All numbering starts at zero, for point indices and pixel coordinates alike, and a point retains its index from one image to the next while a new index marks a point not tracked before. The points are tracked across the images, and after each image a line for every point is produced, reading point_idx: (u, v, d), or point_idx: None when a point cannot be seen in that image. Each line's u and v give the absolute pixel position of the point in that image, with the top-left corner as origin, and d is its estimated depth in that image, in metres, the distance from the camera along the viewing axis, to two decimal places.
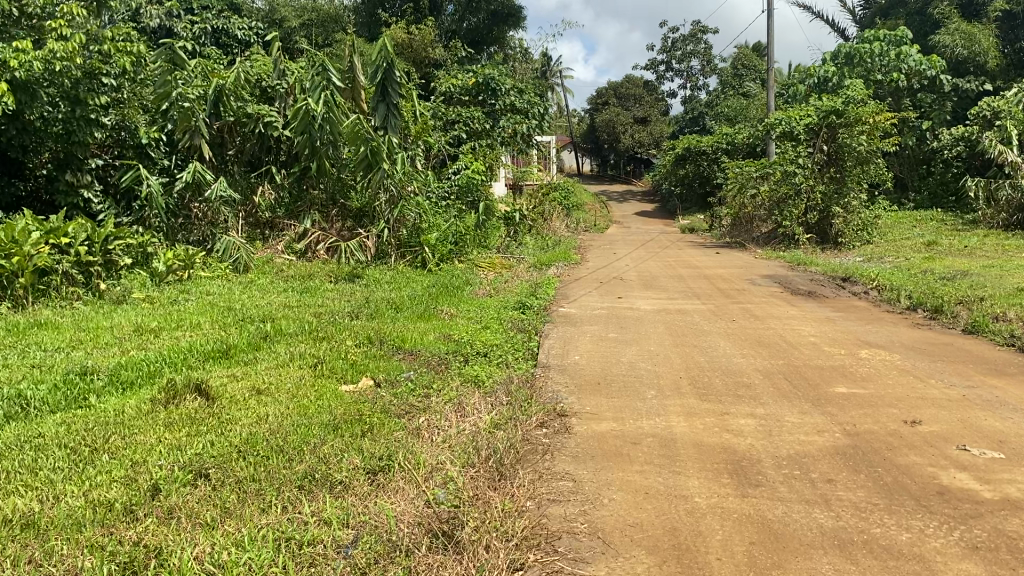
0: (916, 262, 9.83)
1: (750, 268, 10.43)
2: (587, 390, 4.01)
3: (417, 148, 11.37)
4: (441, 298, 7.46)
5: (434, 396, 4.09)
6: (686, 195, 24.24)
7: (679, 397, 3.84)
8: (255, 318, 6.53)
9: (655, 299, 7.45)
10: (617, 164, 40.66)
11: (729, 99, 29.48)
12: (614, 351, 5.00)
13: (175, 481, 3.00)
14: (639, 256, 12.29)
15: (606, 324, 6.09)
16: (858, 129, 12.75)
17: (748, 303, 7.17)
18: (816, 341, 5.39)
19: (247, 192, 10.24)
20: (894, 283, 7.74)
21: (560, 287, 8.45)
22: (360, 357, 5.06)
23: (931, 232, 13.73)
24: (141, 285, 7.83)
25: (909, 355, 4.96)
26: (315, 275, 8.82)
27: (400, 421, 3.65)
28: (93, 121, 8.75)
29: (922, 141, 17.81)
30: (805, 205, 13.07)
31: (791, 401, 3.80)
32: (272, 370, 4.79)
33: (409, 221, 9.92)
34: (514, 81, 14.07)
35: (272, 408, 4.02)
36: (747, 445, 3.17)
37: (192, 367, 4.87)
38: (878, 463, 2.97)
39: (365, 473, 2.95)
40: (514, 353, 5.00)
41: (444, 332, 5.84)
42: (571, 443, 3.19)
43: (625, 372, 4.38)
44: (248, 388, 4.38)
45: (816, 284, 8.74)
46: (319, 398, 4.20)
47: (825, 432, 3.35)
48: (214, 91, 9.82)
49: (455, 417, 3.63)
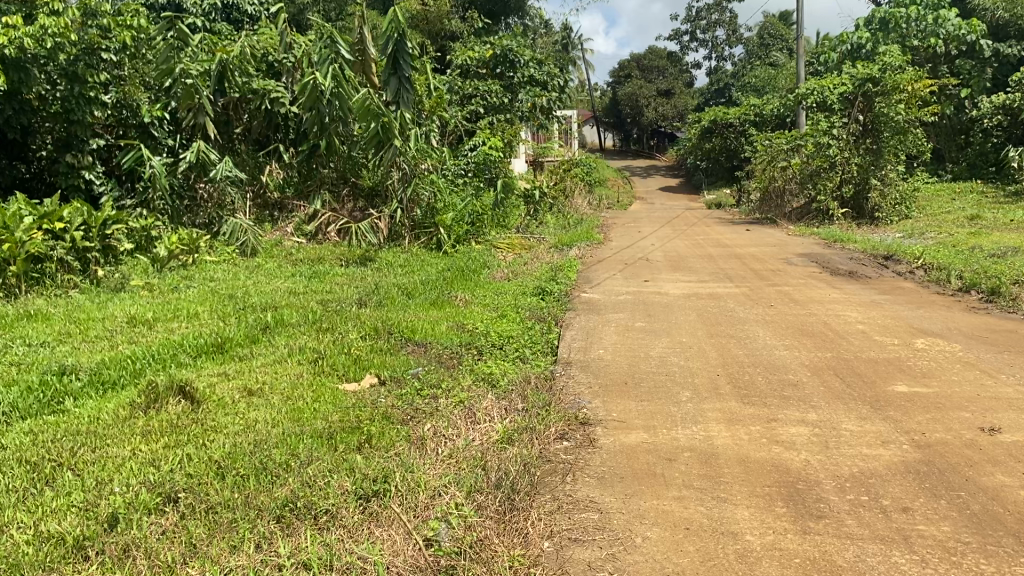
0: (961, 238, 9.24)
1: (782, 246, 9.92)
2: (613, 392, 3.56)
3: (433, 123, 10.92)
4: (455, 283, 7.02)
5: (442, 399, 3.68)
6: (712, 168, 23.63)
7: (718, 399, 3.39)
8: (257, 306, 6.14)
9: (685, 282, 6.98)
10: (641, 138, 39.92)
11: (755, 70, 28.66)
12: (642, 344, 4.56)
13: (138, 507, 2.60)
14: (665, 235, 11.82)
15: (632, 311, 5.63)
16: (895, 98, 11.99)
17: (785, 285, 6.67)
18: (865, 329, 4.89)
19: (255, 172, 9.89)
20: (942, 263, 7.19)
21: (582, 270, 7.99)
22: (363, 350, 4.65)
23: (972, 204, 13.08)
24: (143, 272, 7.49)
25: (971, 344, 4.45)
26: (326, 259, 8.42)
27: (403, 430, 3.26)
28: (93, 100, 8.37)
29: (959, 109, 17.04)
30: (840, 178, 12.60)
31: (847, 404, 3.33)
32: (268, 367, 4.40)
33: (423, 200, 9.47)
34: (533, 53, 13.54)
35: (264, 414, 3.63)
36: (801, 462, 2.71)
37: (181, 365, 4.48)
38: (961, 486, 2.49)
39: (356, 499, 2.54)
40: (533, 346, 4.56)
41: (458, 321, 5.43)
42: (598, 459, 2.76)
43: (655, 369, 3.93)
44: (239, 389, 4.00)
45: (856, 262, 8.21)
46: (317, 401, 3.82)
47: (890, 444, 2.87)
48: (217, 66, 9.38)
49: (464, 428, 3.21)
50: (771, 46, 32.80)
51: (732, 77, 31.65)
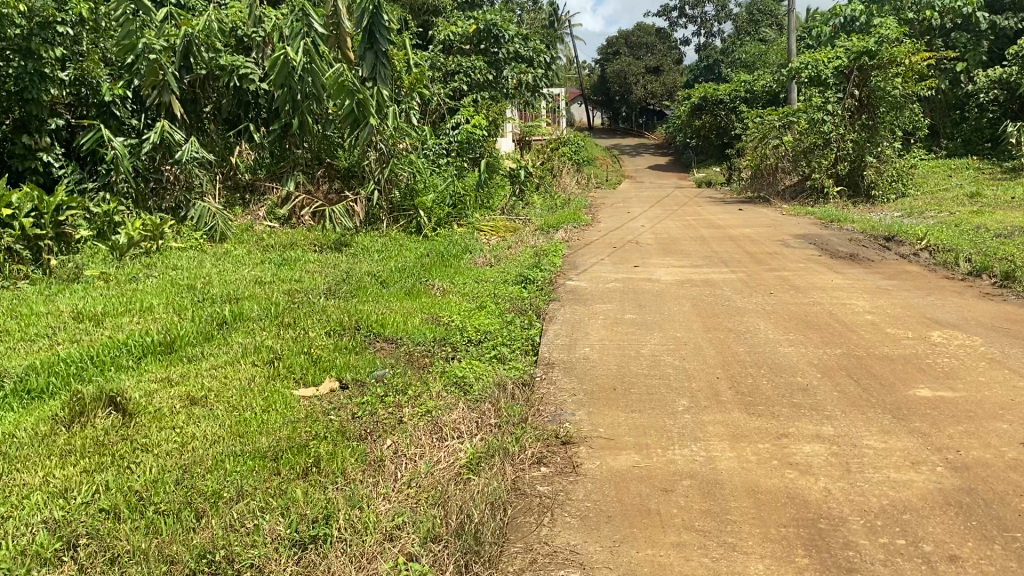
0: (963, 217, 8.86)
1: (777, 226, 9.51)
2: (600, 401, 3.13)
3: (412, 101, 10.42)
4: (434, 270, 6.57)
5: (407, 409, 3.26)
6: (703, 147, 23.17)
7: (720, 410, 2.97)
8: (217, 298, 5.67)
9: (676, 266, 6.58)
10: (629, 116, 39.40)
11: (745, 46, 28.14)
12: (632, 340, 4.13)
13: (29, 558, 2.16)
14: (656, 215, 11.39)
15: (621, 302, 5.19)
16: (892, 71, 11.68)
17: (783, 270, 6.25)
18: (875, 319, 4.47)
19: (224, 153, 9.38)
20: (949, 244, 6.79)
21: (569, 254, 7.56)
22: (325, 349, 4.20)
23: (969, 180, 12.71)
24: (100, 261, 7.01)
25: (994, 336, 4.04)
26: (298, 244, 7.97)
27: (357, 449, 2.84)
28: (49, 77, 7.81)
29: (955, 84, 16.61)
30: (834, 155, 12.14)
31: (865, 414, 2.92)
32: (217, 370, 3.96)
33: (402, 180, 9.07)
34: (518, 28, 13.00)
35: (204, 428, 3.21)
36: (820, 493, 2.29)
37: (121, 369, 4.02)
38: (1014, 524, 2.09)
39: (291, 546, 2.11)
40: (512, 344, 4.13)
41: (432, 314, 4.98)
42: (582, 490, 2.35)
43: (647, 372, 3.51)
44: (180, 398, 3.56)
45: (857, 243, 7.80)
46: (266, 412, 3.39)
47: (922, 467, 2.46)
48: (182, 42, 8.80)
49: (429, 449, 2.80)
50: (761, 22, 32.30)
51: (721, 53, 31.14)
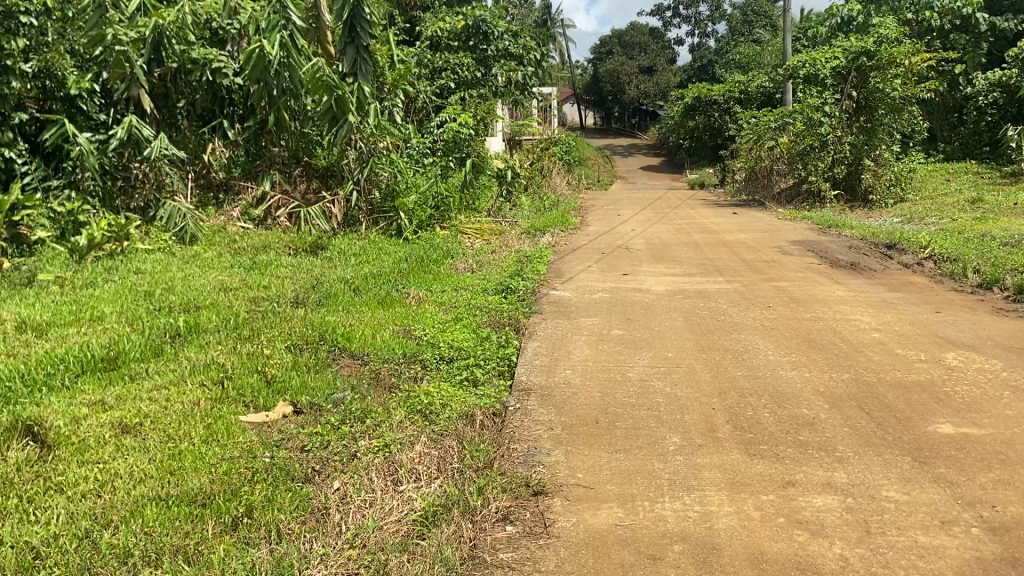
0: (967, 223, 8.54)
1: (773, 231, 9.18)
2: (580, 437, 2.77)
3: (396, 97, 10.03)
4: (411, 277, 6.18)
5: (365, 442, 2.87)
6: (695, 148, 22.84)
7: (716, 450, 2.61)
8: (176, 307, 5.27)
9: (668, 275, 6.21)
10: (623, 116, 39.11)
11: (740, 47, 27.80)
12: (619, 360, 3.77)
13: None
14: (648, 219, 11.00)
15: (608, 315, 4.82)
16: (891, 73, 11.36)
17: (781, 280, 5.90)
18: (883, 338, 4.12)
19: (196, 150, 8.98)
20: (955, 254, 6.46)
21: (555, 260, 7.21)
22: (281, 369, 3.80)
23: (969, 185, 12.42)
24: (60, 263, 6.60)
25: (1015, 360, 3.69)
26: (272, 246, 7.58)
27: (299, 494, 2.46)
28: (10, 69, 7.39)
29: (953, 86, 16.33)
30: (832, 158, 11.76)
31: (882, 457, 2.56)
32: (159, 392, 3.55)
33: (382, 181, 8.71)
34: (508, 25, 12.65)
35: (130, 463, 2.80)
36: (836, 562, 1.94)
37: (53, 390, 3.62)
38: None
39: None
40: (487, 365, 3.75)
41: (405, 327, 4.60)
42: (553, 559, 1.99)
43: (635, 400, 3.14)
44: (111, 426, 3.15)
45: (856, 251, 7.46)
46: (205, 443, 2.99)
47: (954, 528, 2.10)
48: (152, 33, 8.28)
49: (381, 495, 2.43)
50: (755, 22, 32.01)
51: (716, 54, 30.80)
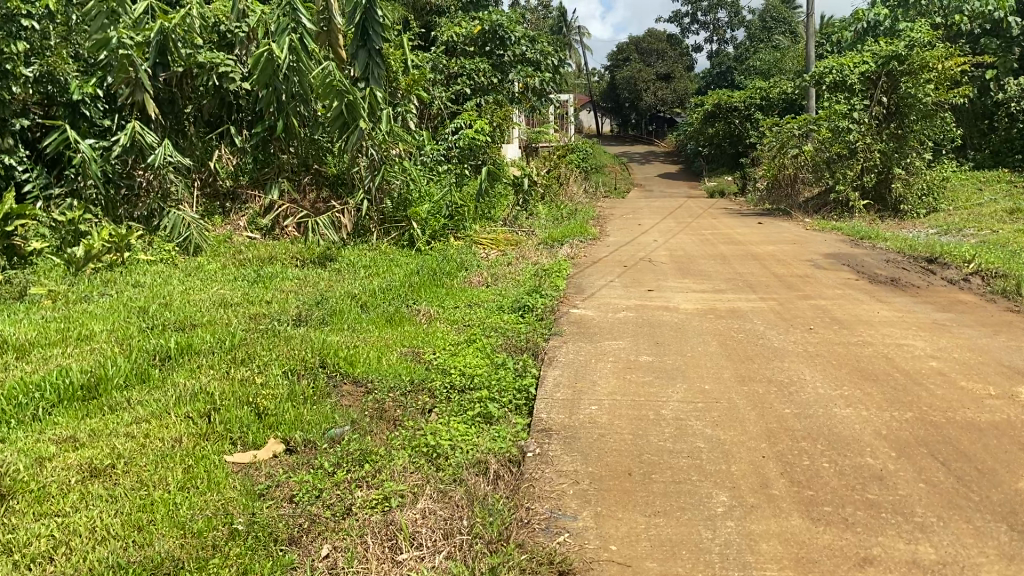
0: (1009, 236, 8.06)
1: (802, 243, 8.74)
2: (613, 495, 2.38)
3: (409, 103, 9.67)
4: (422, 291, 5.82)
5: (362, 493, 2.50)
6: (715, 155, 22.38)
7: (772, 514, 2.21)
8: (170, 325, 4.93)
9: (696, 292, 5.82)
10: (639, 123, 38.71)
11: (760, 54, 27.32)
12: (651, 394, 3.37)
13: None
14: (669, 229, 10.58)
15: (635, 338, 4.43)
16: (924, 77, 10.64)
17: (820, 298, 5.49)
18: (943, 367, 3.71)
19: (202, 157, 8.68)
20: (1006, 270, 6.01)
21: (574, 274, 6.81)
22: (274, 400, 3.42)
23: (1004, 195, 11.91)
24: (54, 276, 6.28)
25: None
26: (277, 258, 7.22)
27: (283, 563, 2.09)
28: (11, 73, 7.07)
29: (984, 92, 15.79)
30: (860, 166, 11.35)
31: (973, 525, 2.15)
32: (138, 426, 3.19)
33: (393, 189, 8.40)
34: (525, 29, 12.29)
35: (93, 516, 2.43)
36: None
37: (22, 425, 3.26)
38: None
39: None
40: (503, 399, 3.37)
41: (414, 349, 4.24)
42: None
43: (673, 445, 2.74)
44: (79, 469, 2.78)
45: (895, 265, 7.01)
46: (181, 492, 2.61)
47: None
48: (157, 35, 7.95)
49: (377, 568, 2.06)
50: (774, 28, 31.52)
51: (735, 60, 30.34)
